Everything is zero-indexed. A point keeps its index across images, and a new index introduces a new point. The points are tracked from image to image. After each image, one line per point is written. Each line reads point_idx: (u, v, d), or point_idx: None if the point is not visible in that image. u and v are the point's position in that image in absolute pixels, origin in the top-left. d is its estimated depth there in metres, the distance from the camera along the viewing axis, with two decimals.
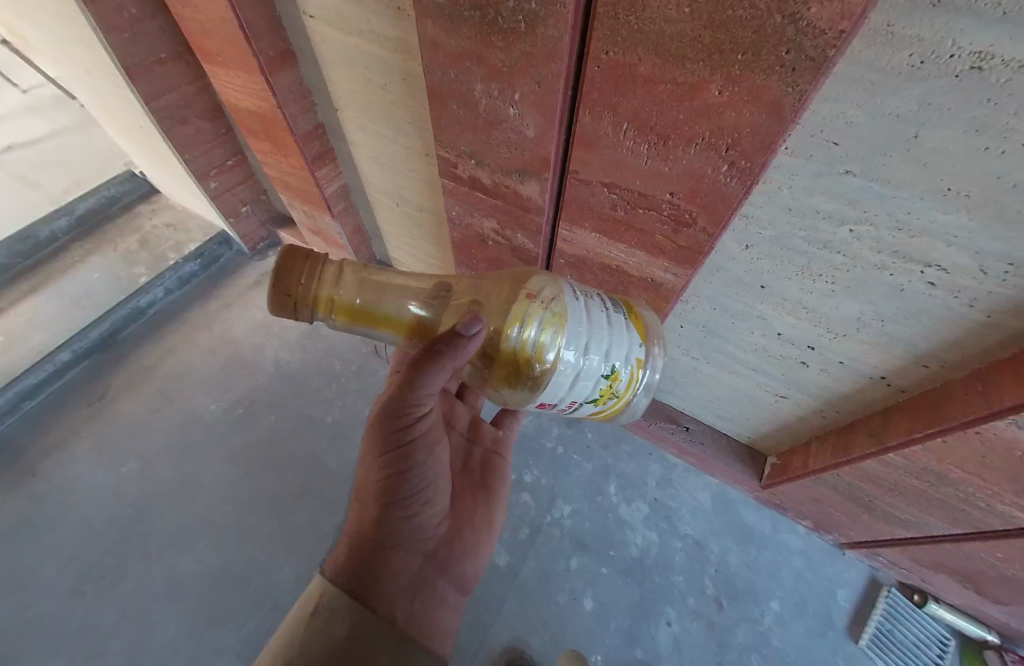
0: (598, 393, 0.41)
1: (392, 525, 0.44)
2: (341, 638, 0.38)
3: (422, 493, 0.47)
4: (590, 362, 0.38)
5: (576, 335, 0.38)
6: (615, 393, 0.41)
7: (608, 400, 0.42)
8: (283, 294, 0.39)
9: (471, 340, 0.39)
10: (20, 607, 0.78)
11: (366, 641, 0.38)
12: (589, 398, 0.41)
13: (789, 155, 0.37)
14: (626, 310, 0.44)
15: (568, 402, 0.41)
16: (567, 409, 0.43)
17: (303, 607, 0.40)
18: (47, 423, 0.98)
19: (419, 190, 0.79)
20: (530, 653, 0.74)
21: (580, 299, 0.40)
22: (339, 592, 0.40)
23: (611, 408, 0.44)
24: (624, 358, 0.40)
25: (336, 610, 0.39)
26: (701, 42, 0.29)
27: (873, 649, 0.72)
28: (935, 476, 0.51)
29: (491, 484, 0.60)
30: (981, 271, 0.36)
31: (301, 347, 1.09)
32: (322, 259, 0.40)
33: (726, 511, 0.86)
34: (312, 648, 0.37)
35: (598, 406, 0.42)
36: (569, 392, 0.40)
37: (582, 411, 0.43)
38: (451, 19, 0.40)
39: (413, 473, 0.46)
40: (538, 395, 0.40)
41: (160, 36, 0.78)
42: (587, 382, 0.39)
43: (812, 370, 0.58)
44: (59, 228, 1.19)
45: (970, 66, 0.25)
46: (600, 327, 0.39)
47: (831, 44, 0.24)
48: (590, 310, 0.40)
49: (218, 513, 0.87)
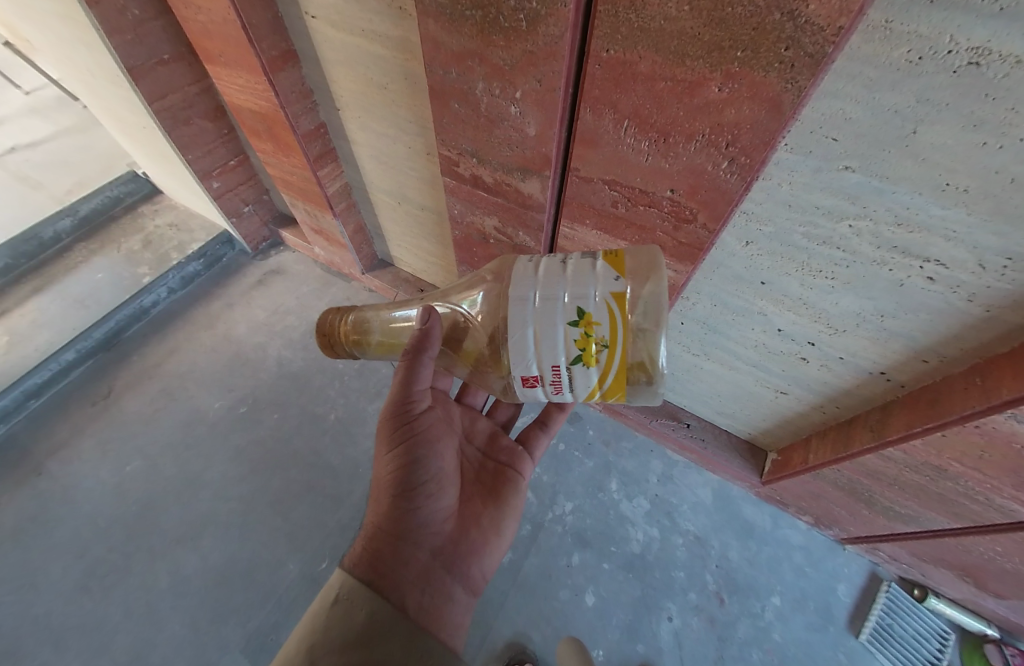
0: (578, 347, 0.36)
1: (401, 515, 0.46)
2: (359, 624, 0.39)
3: (429, 485, 0.49)
4: (544, 319, 0.36)
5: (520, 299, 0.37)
6: (599, 341, 0.36)
7: (598, 354, 0.37)
8: (325, 339, 0.50)
9: (429, 326, 0.45)
10: (27, 603, 0.79)
11: (382, 629, 0.39)
12: (573, 357, 0.37)
13: (789, 151, 0.38)
14: (604, 254, 0.40)
15: (552, 370, 0.38)
16: (564, 379, 0.38)
17: (324, 597, 0.41)
18: (52, 422, 0.99)
19: (420, 189, 0.80)
20: (533, 648, 0.74)
21: (530, 263, 0.40)
22: (357, 581, 0.41)
23: (616, 365, 0.37)
24: (588, 298, 0.36)
25: (354, 598, 0.40)
26: (701, 40, 0.29)
27: (873, 644, 0.73)
28: (934, 470, 0.51)
29: (503, 494, 0.59)
30: (980, 265, 0.36)
31: (303, 346, 1.09)
32: (349, 309, 0.51)
33: (727, 507, 0.86)
34: (332, 634, 0.38)
35: (595, 367, 0.37)
36: (542, 360, 0.37)
37: (577, 378, 0.38)
38: (452, 19, 0.40)
39: (418, 464, 0.49)
40: (515, 369, 0.38)
41: (163, 37, 0.78)
42: (554, 337, 0.36)
43: (812, 366, 0.59)
44: (63, 229, 1.20)
45: (968, 62, 0.25)
46: (549, 280, 0.38)
47: (830, 39, 0.25)
48: (537, 271, 0.39)
49: (222, 511, 0.88)
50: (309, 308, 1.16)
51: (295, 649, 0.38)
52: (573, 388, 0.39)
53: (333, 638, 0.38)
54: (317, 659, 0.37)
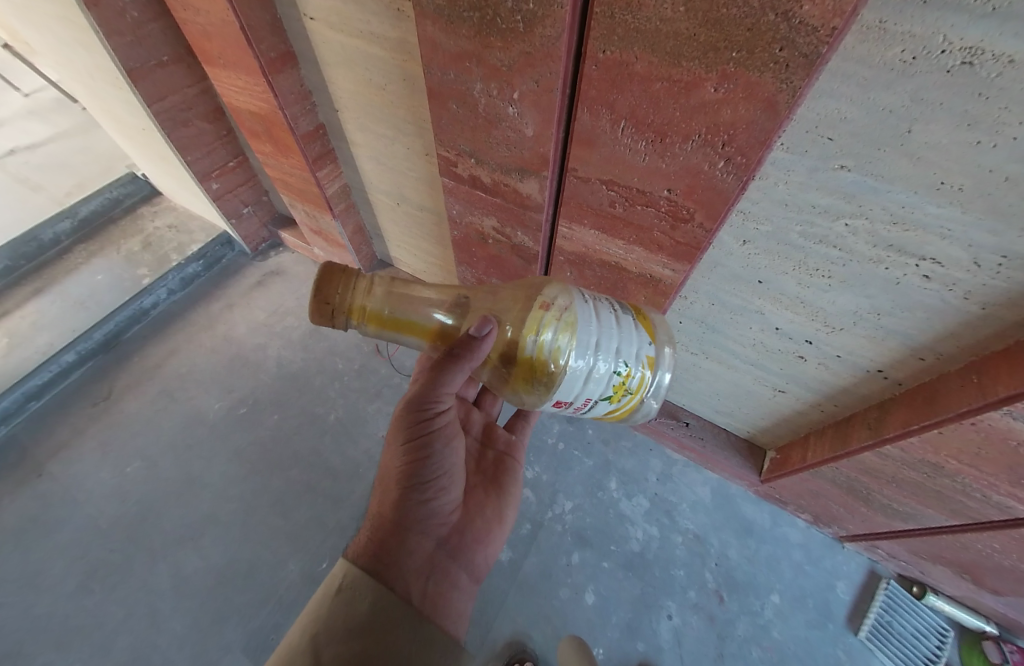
0: (614, 390, 0.41)
1: (411, 507, 0.46)
2: (364, 614, 0.39)
3: (440, 480, 0.49)
4: (600, 356, 0.39)
5: (585, 332, 0.39)
6: (630, 390, 0.42)
7: (622, 398, 0.42)
8: (322, 301, 0.43)
9: (483, 340, 0.42)
10: (28, 604, 0.79)
11: (387, 618, 0.39)
12: (604, 396, 0.41)
13: (785, 151, 0.38)
14: (634, 313, 0.44)
15: (584, 401, 0.41)
16: (583, 409, 0.43)
17: (327, 586, 0.41)
18: (53, 423, 0.99)
19: (419, 189, 0.80)
20: (533, 647, 0.74)
21: (589, 302, 0.41)
22: (361, 571, 0.41)
23: (626, 407, 0.44)
24: (637, 354, 0.41)
25: (359, 588, 0.40)
26: (697, 40, 0.29)
27: (872, 641, 0.73)
28: (931, 467, 0.52)
29: (504, 483, 0.60)
30: (975, 264, 0.36)
31: (303, 346, 1.09)
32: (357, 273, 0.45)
33: (726, 505, 0.86)
34: (336, 624, 0.38)
35: (614, 404, 0.42)
36: (584, 390, 0.40)
37: (597, 410, 0.43)
38: (450, 20, 0.41)
39: (432, 459, 0.48)
40: (553, 393, 0.41)
41: (161, 39, 0.79)
42: (600, 379, 0.40)
43: (810, 364, 0.59)
44: (63, 230, 1.20)
45: (961, 61, 0.26)
46: (609, 327, 0.40)
47: (824, 39, 0.25)
48: (596, 310, 0.41)
49: (222, 511, 0.88)
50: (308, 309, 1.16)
51: (297, 638, 0.38)
52: (582, 415, 0.45)
53: (337, 628, 0.38)
54: (321, 649, 0.37)
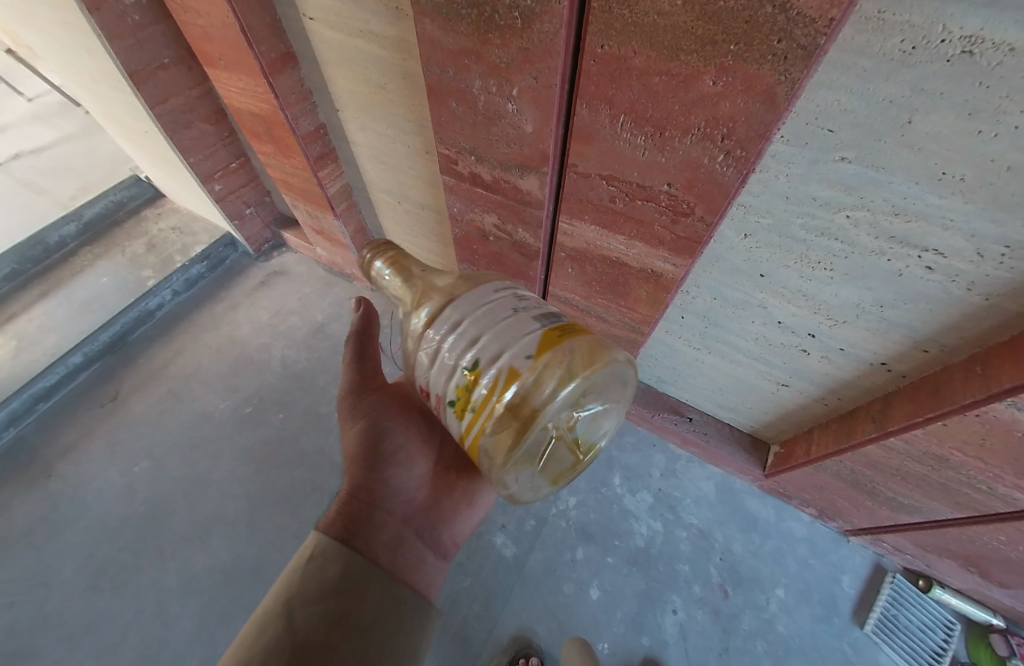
0: (455, 395, 0.34)
1: (372, 484, 0.48)
2: (336, 576, 0.40)
3: (399, 456, 0.50)
4: (450, 347, 0.35)
5: (450, 316, 0.36)
6: (471, 403, 0.33)
7: (466, 414, 0.34)
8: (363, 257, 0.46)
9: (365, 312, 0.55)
10: (41, 602, 0.81)
11: (358, 576, 0.41)
12: (448, 399, 0.35)
13: (785, 143, 0.38)
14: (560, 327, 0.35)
15: (435, 398, 0.37)
16: (443, 413, 0.37)
17: (297, 557, 0.41)
18: (61, 424, 1.00)
19: (420, 187, 0.80)
20: (538, 642, 0.75)
21: (499, 293, 0.38)
22: (332, 539, 0.43)
23: (478, 436, 0.34)
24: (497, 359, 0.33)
25: (330, 554, 0.41)
26: (695, 34, 0.29)
27: (878, 635, 0.73)
28: (936, 459, 0.52)
29: (482, 467, 0.56)
30: (978, 254, 0.36)
31: (307, 346, 1.10)
32: (391, 249, 0.46)
33: (730, 501, 0.86)
34: (308, 588, 0.39)
35: (460, 420, 0.35)
36: (433, 381, 0.36)
37: (450, 422, 0.36)
38: (449, 18, 0.41)
39: (385, 435, 0.50)
40: (418, 376, 0.39)
41: (163, 41, 0.79)
42: (444, 373, 0.35)
43: (813, 357, 0.59)
44: (68, 234, 1.21)
45: (961, 51, 0.26)
46: (490, 315, 0.35)
47: (821, 31, 0.25)
48: (489, 303, 0.36)
49: (229, 509, 0.89)
50: (312, 309, 1.16)
51: (269, 607, 0.38)
52: (446, 430, 0.38)
53: (310, 591, 0.39)
54: (294, 612, 0.38)
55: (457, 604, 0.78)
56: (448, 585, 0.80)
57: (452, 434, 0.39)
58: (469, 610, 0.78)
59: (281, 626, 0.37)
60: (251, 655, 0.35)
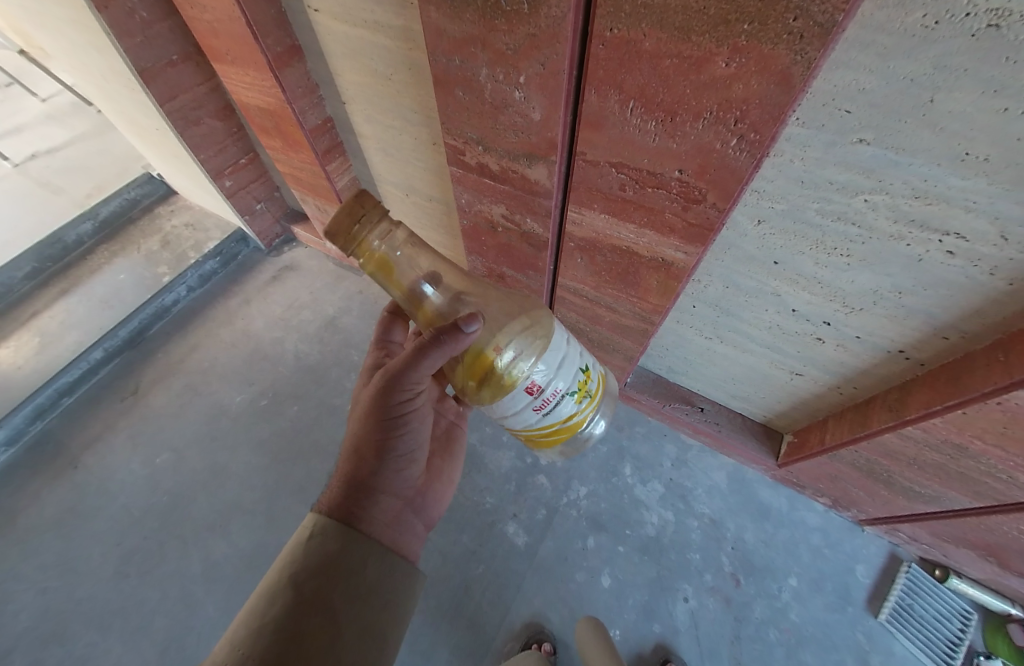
0: (578, 385, 0.42)
1: (385, 474, 0.46)
2: (337, 551, 0.40)
3: (413, 452, 0.49)
4: (569, 352, 0.42)
5: (558, 332, 0.42)
6: (588, 389, 0.44)
7: (583, 399, 0.43)
8: (349, 219, 0.35)
9: (465, 334, 0.39)
10: (71, 588, 0.84)
11: (359, 552, 0.41)
12: (571, 389, 0.41)
13: (801, 126, 0.37)
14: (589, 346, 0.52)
15: (553, 389, 0.40)
16: (549, 405, 0.40)
17: (296, 535, 0.41)
18: (85, 417, 1.04)
19: (428, 179, 0.80)
20: (550, 628, 0.76)
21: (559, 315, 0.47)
22: (334, 519, 0.42)
23: (581, 414, 0.44)
24: (589, 364, 0.45)
25: (331, 532, 0.41)
26: (707, 14, 0.28)
27: (893, 624, 0.73)
28: (955, 449, 0.50)
29: (455, 448, 0.62)
30: (1002, 237, 0.35)
31: (319, 339, 1.12)
32: (360, 231, 0.35)
33: (742, 490, 0.86)
34: (311, 562, 0.39)
35: (576, 404, 0.42)
36: (559, 374, 0.40)
37: (559, 409, 0.41)
38: (455, 6, 0.40)
39: (404, 440, 0.47)
40: (529, 371, 0.39)
41: (171, 38, 0.79)
42: (568, 369, 0.41)
43: (828, 346, 0.58)
44: (85, 232, 1.24)
45: (987, 24, 0.24)
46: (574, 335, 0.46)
47: (840, 8, 0.24)
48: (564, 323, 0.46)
49: (249, 499, 0.92)
50: (323, 303, 1.18)
51: (269, 583, 0.37)
52: (550, 416, 0.41)
53: (313, 565, 0.38)
54: (300, 583, 0.37)
55: (470, 591, 0.80)
56: (460, 572, 0.81)
57: (541, 422, 0.42)
58: (481, 597, 0.79)
59: (287, 597, 0.36)
60: (261, 627, 0.34)
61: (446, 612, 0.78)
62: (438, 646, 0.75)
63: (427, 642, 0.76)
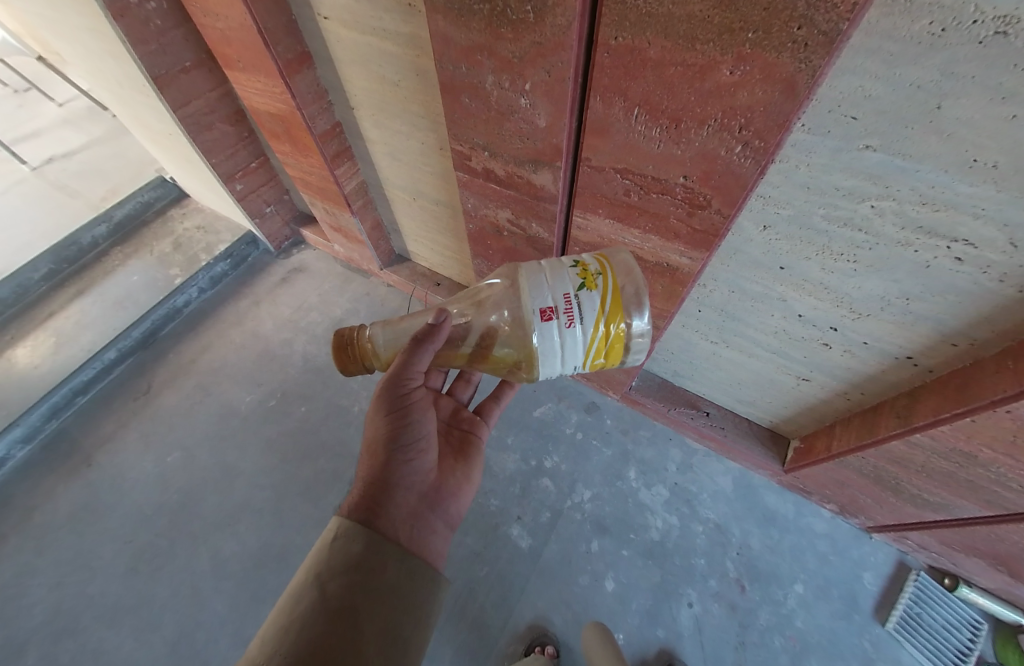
0: (584, 278, 0.41)
1: (397, 466, 0.46)
2: (360, 552, 0.40)
3: (422, 442, 0.48)
4: (549, 269, 0.42)
5: (534, 264, 0.44)
6: (594, 271, 0.41)
7: (603, 282, 0.41)
8: (343, 353, 0.47)
9: (441, 325, 0.44)
10: (84, 583, 0.86)
11: (379, 554, 0.40)
12: (581, 286, 0.40)
13: (806, 132, 0.37)
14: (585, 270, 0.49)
15: (564, 299, 0.40)
16: (575, 308, 0.39)
17: (321, 537, 0.41)
18: (98, 416, 1.06)
19: (434, 183, 0.81)
20: (553, 631, 0.76)
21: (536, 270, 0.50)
22: (355, 521, 0.42)
23: (616, 292, 0.41)
24: (579, 258, 0.44)
25: (353, 533, 0.40)
26: (710, 23, 0.29)
27: (901, 633, 0.71)
28: (965, 456, 0.50)
29: (472, 453, 0.59)
30: (1011, 244, 0.35)
31: (326, 341, 1.13)
32: (353, 353, 0.47)
33: (747, 495, 0.85)
34: (335, 563, 0.39)
35: (597, 292, 0.40)
36: (552, 288, 0.40)
37: (587, 308, 0.40)
38: (461, 14, 0.41)
39: (412, 427, 0.47)
40: (530, 306, 0.40)
41: (184, 45, 0.81)
42: (559, 276, 0.41)
43: (835, 352, 0.57)
44: (100, 235, 1.26)
45: (994, 32, 0.24)
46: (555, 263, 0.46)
47: (844, 16, 0.24)
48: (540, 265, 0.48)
49: (257, 498, 0.93)
50: (331, 305, 1.19)
51: (296, 584, 0.38)
52: (588, 324, 0.40)
53: (336, 566, 0.39)
54: (325, 584, 0.37)
55: (475, 593, 0.80)
56: (465, 574, 0.82)
57: (590, 329, 0.40)
58: (485, 599, 0.79)
59: (312, 598, 0.37)
60: (289, 624, 0.35)
61: (450, 613, 0.78)
62: (442, 647, 0.76)
63: (432, 643, 0.76)
